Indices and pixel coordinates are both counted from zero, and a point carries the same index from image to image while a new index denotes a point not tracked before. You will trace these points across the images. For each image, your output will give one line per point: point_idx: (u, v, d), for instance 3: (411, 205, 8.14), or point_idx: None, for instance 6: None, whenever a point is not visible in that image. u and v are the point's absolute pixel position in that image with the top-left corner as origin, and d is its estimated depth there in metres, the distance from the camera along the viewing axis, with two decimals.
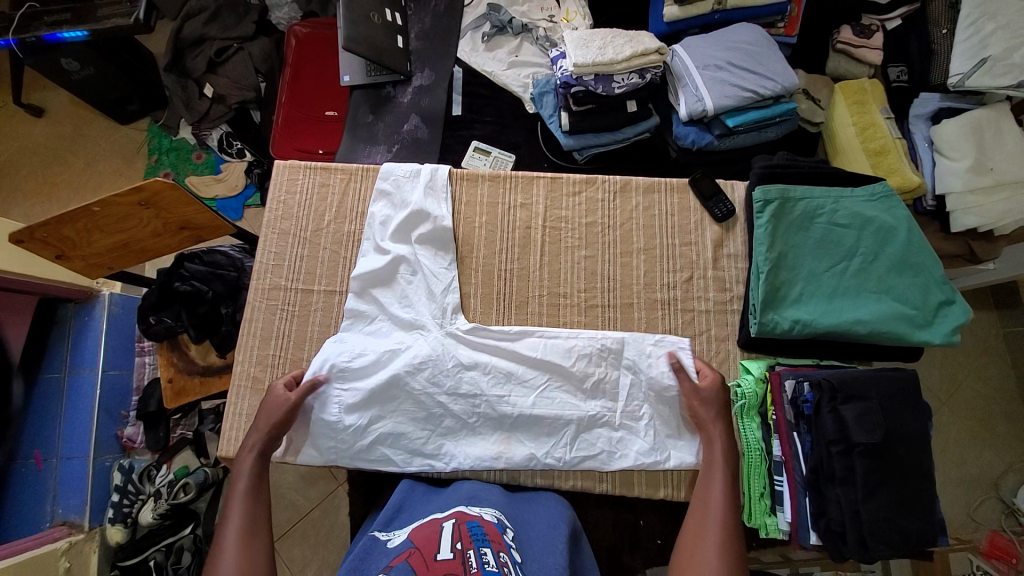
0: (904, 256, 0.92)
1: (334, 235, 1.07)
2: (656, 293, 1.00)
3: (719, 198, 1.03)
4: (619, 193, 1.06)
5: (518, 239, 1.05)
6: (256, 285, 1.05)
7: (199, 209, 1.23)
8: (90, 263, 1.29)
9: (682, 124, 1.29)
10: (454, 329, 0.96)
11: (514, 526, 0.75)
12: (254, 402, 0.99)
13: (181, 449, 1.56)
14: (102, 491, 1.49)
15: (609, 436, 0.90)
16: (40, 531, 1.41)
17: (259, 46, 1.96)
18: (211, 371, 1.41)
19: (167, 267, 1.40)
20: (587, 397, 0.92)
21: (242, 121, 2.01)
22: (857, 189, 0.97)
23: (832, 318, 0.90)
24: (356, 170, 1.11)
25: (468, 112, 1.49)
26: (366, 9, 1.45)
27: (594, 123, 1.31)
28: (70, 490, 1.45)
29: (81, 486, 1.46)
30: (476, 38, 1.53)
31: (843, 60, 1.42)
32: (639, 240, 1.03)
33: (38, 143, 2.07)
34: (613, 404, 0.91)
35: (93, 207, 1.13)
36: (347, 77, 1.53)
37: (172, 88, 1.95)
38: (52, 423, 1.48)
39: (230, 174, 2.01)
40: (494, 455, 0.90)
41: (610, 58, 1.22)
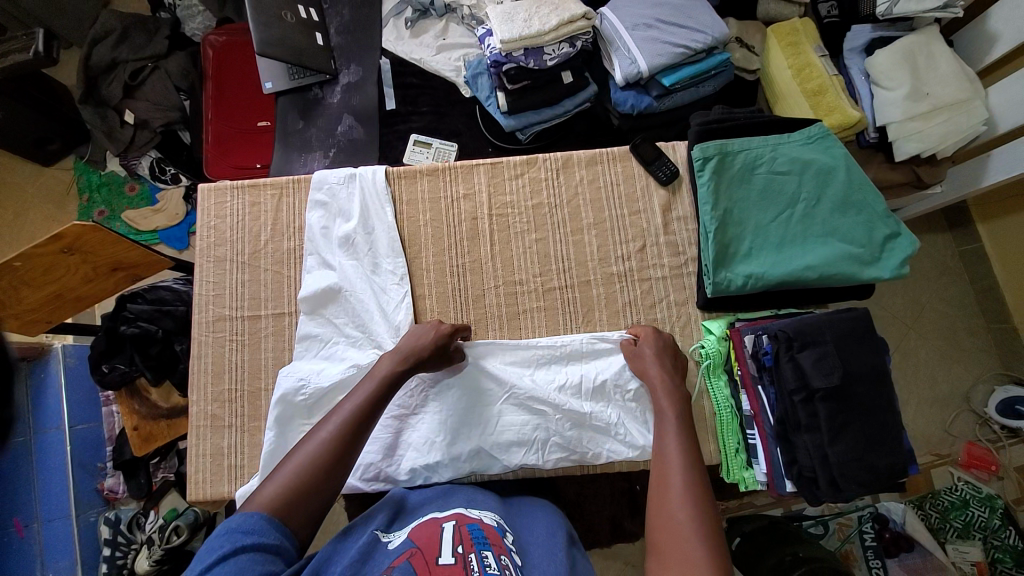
0: (846, 195, 0.93)
1: (273, 255, 1.02)
2: (611, 267, 0.99)
3: (661, 160, 1.01)
4: (561, 169, 1.02)
5: (465, 232, 1.01)
6: (199, 319, 1.00)
7: (130, 247, 1.17)
8: (24, 320, 1.19)
9: (620, 89, 1.25)
10: None
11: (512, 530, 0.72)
12: (217, 441, 0.95)
13: (166, 493, 1.53)
14: (91, 548, 1.45)
15: (585, 432, 0.90)
16: None
17: (176, 63, 1.85)
18: (176, 413, 1.36)
19: (109, 312, 1.33)
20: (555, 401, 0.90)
21: (172, 145, 1.92)
22: (794, 133, 0.97)
23: (783, 268, 0.90)
24: (287, 183, 1.05)
25: (403, 104, 1.42)
26: (276, 9, 1.37)
27: (530, 99, 1.27)
28: (59, 552, 1.40)
29: (68, 546, 1.41)
30: (399, 26, 1.46)
31: (773, 3, 1.40)
32: (588, 216, 1.01)
33: None
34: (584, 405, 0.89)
35: (13, 261, 1.06)
36: (269, 84, 1.44)
37: (90, 121, 1.82)
38: (23, 489, 1.39)
39: (168, 203, 1.94)
40: (469, 466, 0.88)
41: (536, 30, 1.18)
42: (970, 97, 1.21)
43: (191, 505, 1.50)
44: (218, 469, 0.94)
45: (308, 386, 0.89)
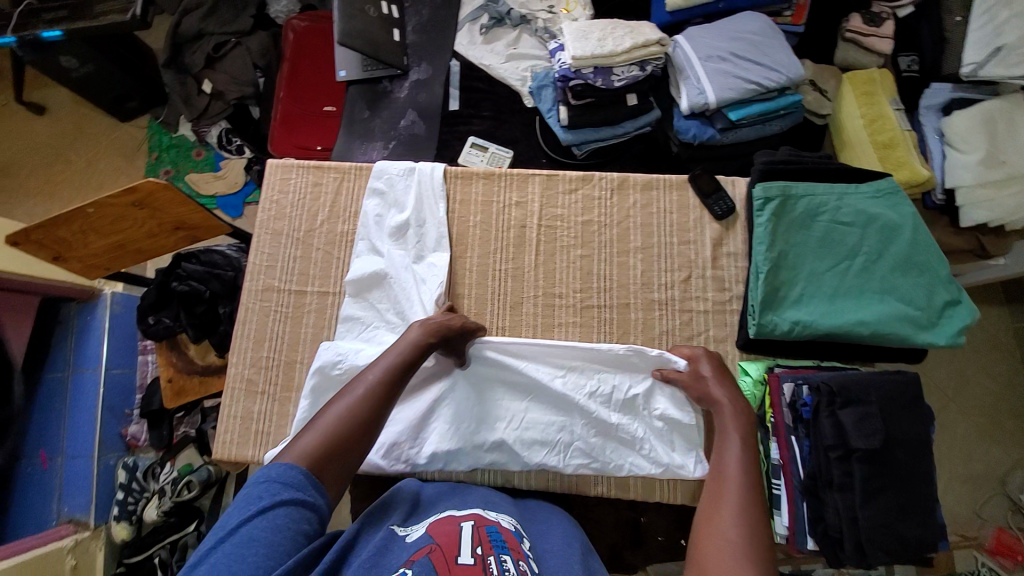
0: (908, 254, 0.90)
1: (327, 236, 1.05)
2: (652, 293, 0.98)
3: (719, 195, 1.00)
4: (616, 190, 1.02)
5: (512, 239, 1.02)
6: (248, 286, 1.04)
7: (195, 209, 1.20)
8: (88, 263, 1.27)
9: (684, 117, 1.25)
10: None
11: (530, 538, 0.72)
12: (248, 405, 0.99)
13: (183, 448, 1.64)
14: (106, 489, 1.59)
15: (609, 441, 0.90)
16: (48, 526, 1.51)
17: (256, 42, 1.98)
18: (210, 370, 1.43)
19: (164, 266, 1.41)
20: (583, 406, 0.90)
21: (241, 118, 2.05)
22: (863, 185, 0.94)
23: (833, 319, 0.88)
24: (349, 169, 1.09)
25: (465, 107, 1.46)
26: (362, 3, 1.44)
27: (591, 117, 1.29)
28: (75, 489, 1.55)
29: (85, 483, 1.56)
30: (473, 31, 1.51)
31: (853, 50, 1.37)
32: (636, 240, 1.00)
33: (39, 141, 2.14)
34: (611, 414, 0.90)
35: (87, 208, 1.10)
36: (343, 72, 1.51)
37: (171, 86, 1.99)
38: (58, 423, 1.59)
39: (229, 171, 2.06)
40: (490, 456, 0.89)
41: (610, 50, 1.20)
42: None
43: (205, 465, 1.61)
44: (245, 432, 0.98)
45: (345, 362, 0.92)
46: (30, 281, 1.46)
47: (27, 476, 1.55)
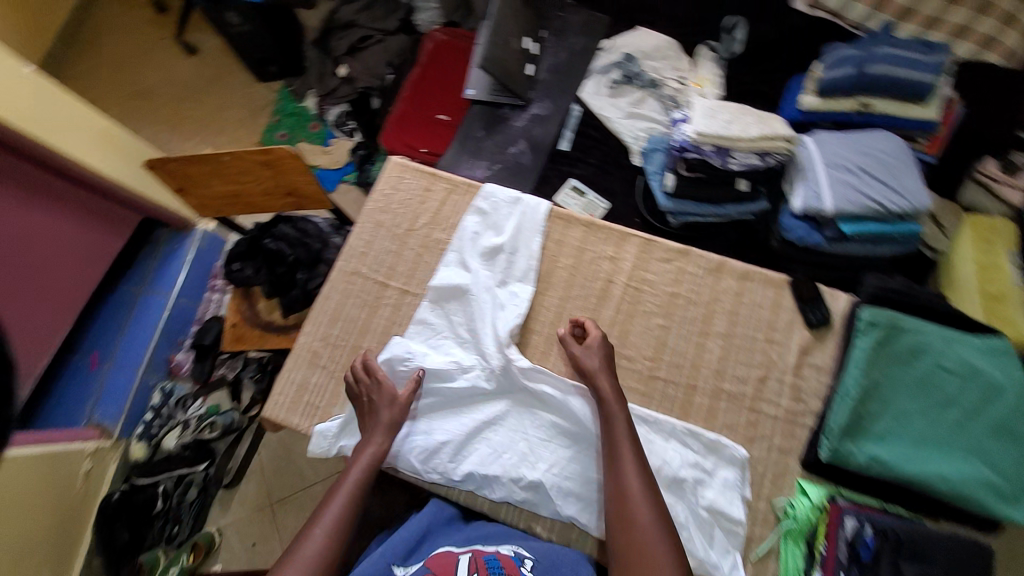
0: (1009, 421, 0.83)
1: (422, 239, 1.10)
2: (723, 383, 0.95)
3: (817, 304, 0.97)
4: (712, 271, 1.01)
5: (596, 290, 1.03)
6: (340, 266, 1.10)
7: (312, 182, 1.28)
8: (203, 202, 1.37)
9: (792, 216, 1.24)
10: (511, 363, 0.95)
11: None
12: (306, 375, 1.03)
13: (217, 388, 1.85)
14: (137, 406, 1.78)
15: (577, 468, 0.89)
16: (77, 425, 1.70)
17: (396, 43, 2.18)
18: (272, 327, 1.50)
19: (261, 223, 1.52)
20: None
21: (362, 105, 2.19)
22: (974, 336, 0.89)
23: (916, 467, 0.82)
24: (460, 183, 1.14)
25: (574, 150, 1.51)
26: (508, 35, 1.55)
27: (698, 191, 1.29)
28: (111, 398, 1.74)
29: (123, 395, 1.75)
30: (601, 82, 1.57)
31: (978, 192, 1.35)
32: (720, 325, 0.98)
33: (182, 78, 2.46)
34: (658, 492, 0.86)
35: (224, 156, 1.20)
36: (471, 90, 1.61)
37: (315, 61, 2.26)
38: (117, 334, 1.82)
39: (337, 150, 2.21)
40: (508, 483, 0.90)
41: (735, 134, 1.24)
42: None
43: (230, 410, 1.81)
44: (297, 399, 1.02)
45: (414, 361, 0.96)
46: (138, 198, 1.69)
47: (72, 372, 1.77)
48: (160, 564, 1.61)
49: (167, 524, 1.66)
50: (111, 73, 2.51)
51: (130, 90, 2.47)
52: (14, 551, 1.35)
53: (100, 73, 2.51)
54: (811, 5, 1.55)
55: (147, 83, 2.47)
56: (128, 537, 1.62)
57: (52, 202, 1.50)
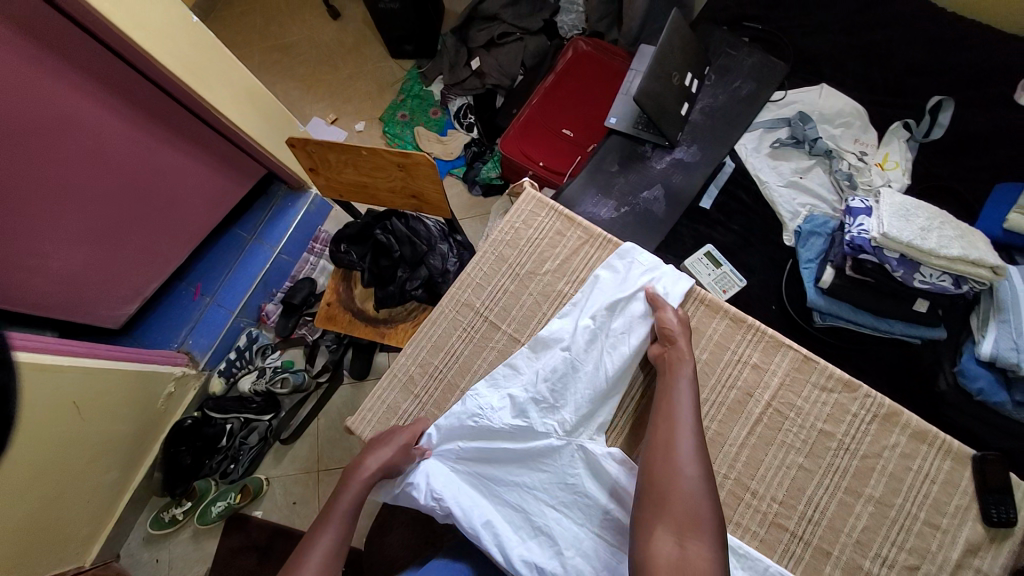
0: None
1: (543, 286, 1.01)
2: (864, 558, 0.79)
3: (1006, 500, 0.79)
4: (879, 419, 0.84)
5: (730, 402, 0.88)
6: (452, 293, 1.05)
7: (439, 192, 1.23)
8: (329, 184, 1.37)
9: (973, 359, 1.03)
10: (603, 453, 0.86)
11: None
12: (397, 398, 1.00)
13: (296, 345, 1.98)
14: (224, 344, 1.88)
15: (604, 546, 0.80)
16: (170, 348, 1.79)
17: (536, 44, 2.09)
18: (359, 316, 1.52)
19: (378, 211, 1.50)
20: None
21: (486, 102, 2.17)
22: None
23: None
24: (599, 235, 1.04)
25: (716, 211, 1.35)
26: (671, 68, 1.36)
27: (863, 297, 1.10)
28: (205, 331, 1.83)
29: (216, 331, 1.84)
30: (764, 139, 1.38)
31: None
32: (874, 487, 0.82)
33: (325, 41, 2.53)
34: None
35: (362, 150, 1.18)
36: (613, 118, 1.47)
37: (449, 49, 2.18)
38: (222, 270, 1.89)
39: (452, 142, 2.17)
40: (552, 564, 0.79)
41: (931, 247, 0.99)
42: None
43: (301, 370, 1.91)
44: (384, 419, 0.99)
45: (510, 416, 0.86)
46: (264, 155, 1.75)
47: (175, 298, 1.85)
48: (212, 492, 1.76)
49: (225, 460, 1.78)
50: (263, 25, 2.62)
51: (275, 43, 2.57)
52: (82, 452, 1.47)
53: (254, 23, 2.63)
54: None
55: (293, 40, 2.56)
56: (191, 462, 1.75)
57: (193, 149, 1.57)
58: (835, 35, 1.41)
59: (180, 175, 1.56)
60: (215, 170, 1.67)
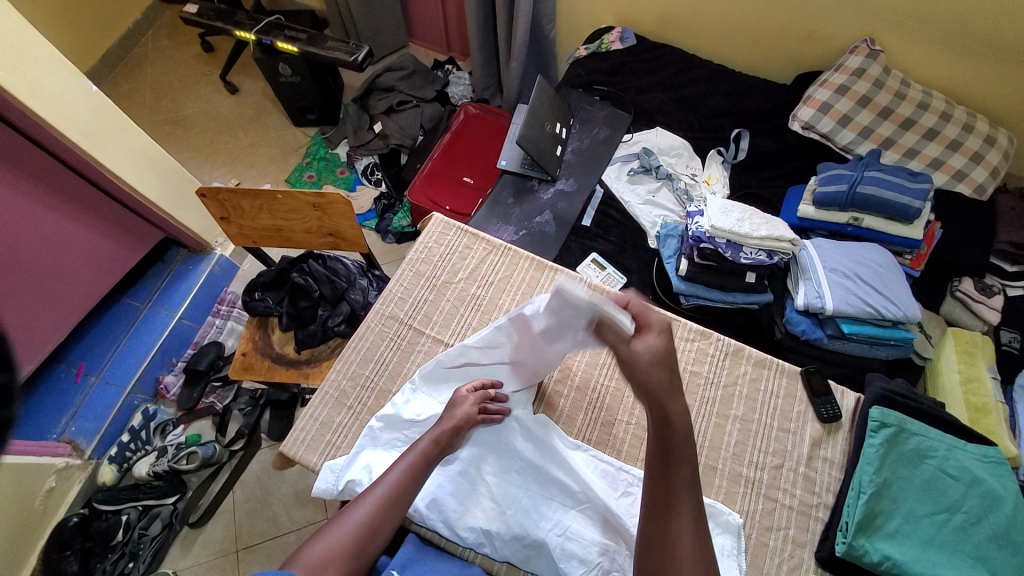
0: (1008, 530, 0.87)
1: (459, 292, 1.16)
2: (741, 467, 0.98)
3: (828, 399, 1.04)
4: (730, 355, 1.09)
5: (621, 361, 1.09)
6: (377, 309, 1.15)
7: (353, 227, 1.35)
8: (241, 232, 1.43)
9: (796, 311, 1.33)
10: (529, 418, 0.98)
11: None
12: (331, 413, 1.04)
13: (202, 416, 1.83)
14: (113, 427, 1.70)
15: (540, 500, 0.92)
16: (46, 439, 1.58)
17: (431, 110, 2.37)
18: (280, 360, 1.50)
19: (294, 257, 1.56)
20: None
21: (391, 159, 2.37)
22: (969, 444, 0.96)
23: (926, 570, 0.84)
24: (499, 245, 1.22)
25: (596, 226, 1.62)
26: (543, 119, 1.68)
27: (710, 279, 1.39)
28: (90, 414, 1.65)
29: (103, 413, 1.67)
30: (622, 170, 1.72)
31: (960, 308, 1.47)
32: (736, 408, 1.04)
33: (222, 113, 2.60)
34: None
35: (277, 194, 1.28)
36: (504, 161, 1.73)
37: (351, 116, 2.38)
38: (111, 343, 1.76)
39: (362, 196, 2.31)
40: (495, 525, 0.89)
41: (745, 232, 1.34)
42: None
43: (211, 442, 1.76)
44: (318, 437, 1.02)
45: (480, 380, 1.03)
46: (168, 220, 1.74)
47: (51, 381, 1.66)
48: None
49: (121, 560, 1.52)
50: (154, 101, 2.63)
51: (170, 116, 2.58)
52: None
53: (143, 99, 2.63)
54: (804, 127, 1.64)
55: (187, 114, 2.59)
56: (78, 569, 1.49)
57: (94, 215, 1.55)
58: (659, 92, 1.84)
59: (78, 242, 1.52)
60: (119, 237, 1.64)
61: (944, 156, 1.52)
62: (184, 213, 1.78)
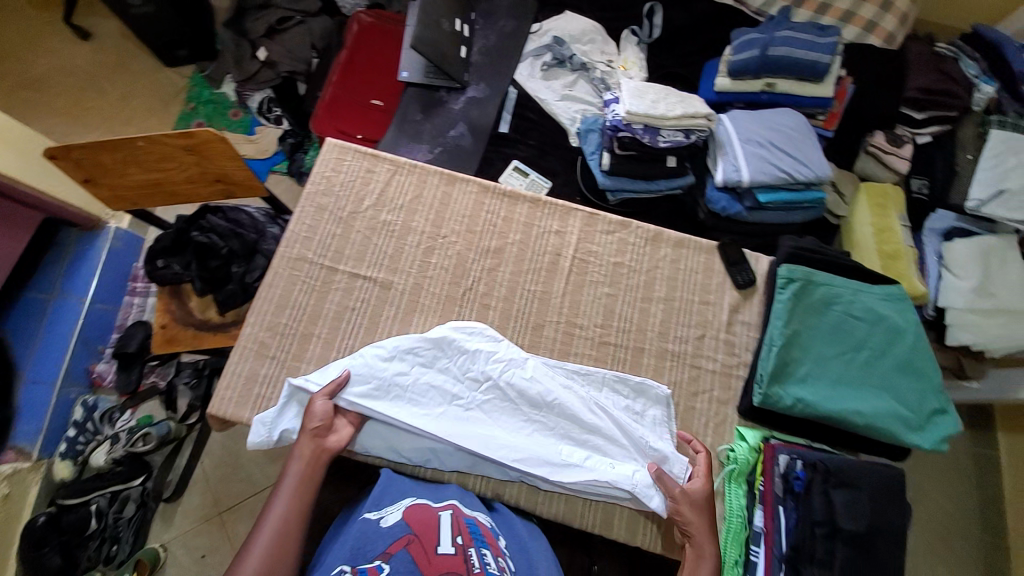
0: (908, 358, 0.96)
1: (369, 222, 1.08)
2: (667, 343, 1.03)
3: (743, 266, 1.07)
4: (650, 241, 1.10)
5: (545, 264, 1.08)
6: (283, 252, 1.06)
7: (242, 167, 1.21)
8: (117, 193, 1.26)
9: (716, 188, 1.34)
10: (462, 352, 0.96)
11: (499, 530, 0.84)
12: (255, 366, 0.99)
13: (148, 398, 1.69)
14: (58, 423, 1.58)
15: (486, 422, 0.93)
16: None
17: (320, 24, 2.08)
18: (205, 327, 1.41)
19: (189, 215, 1.43)
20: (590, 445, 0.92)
21: (287, 91, 2.09)
22: (874, 286, 1.03)
23: (833, 404, 0.93)
24: (403, 164, 1.13)
25: (514, 131, 1.53)
26: (437, 17, 1.51)
27: (631, 168, 1.36)
28: (28, 415, 1.53)
29: (40, 412, 1.55)
30: (535, 65, 1.59)
31: (873, 163, 1.48)
32: (660, 290, 1.07)
33: (77, 63, 2.19)
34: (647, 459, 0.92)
35: (137, 141, 1.11)
36: (405, 73, 1.56)
37: (227, 45, 2.06)
38: (27, 339, 1.59)
39: (263, 138, 2.07)
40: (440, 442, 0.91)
41: (661, 113, 1.29)
42: None
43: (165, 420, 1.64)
44: (245, 393, 0.98)
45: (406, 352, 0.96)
46: (41, 198, 1.52)
47: None
48: None
49: (103, 545, 1.48)
50: None
51: (12, 75, 2.16)
52: None
53: None
54: None
55: (38, 71, 2.17)
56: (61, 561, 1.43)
57: None
58: None
59: None
60: None
61: (852, 8, 1.50)
62: (57, 187, 1.56)
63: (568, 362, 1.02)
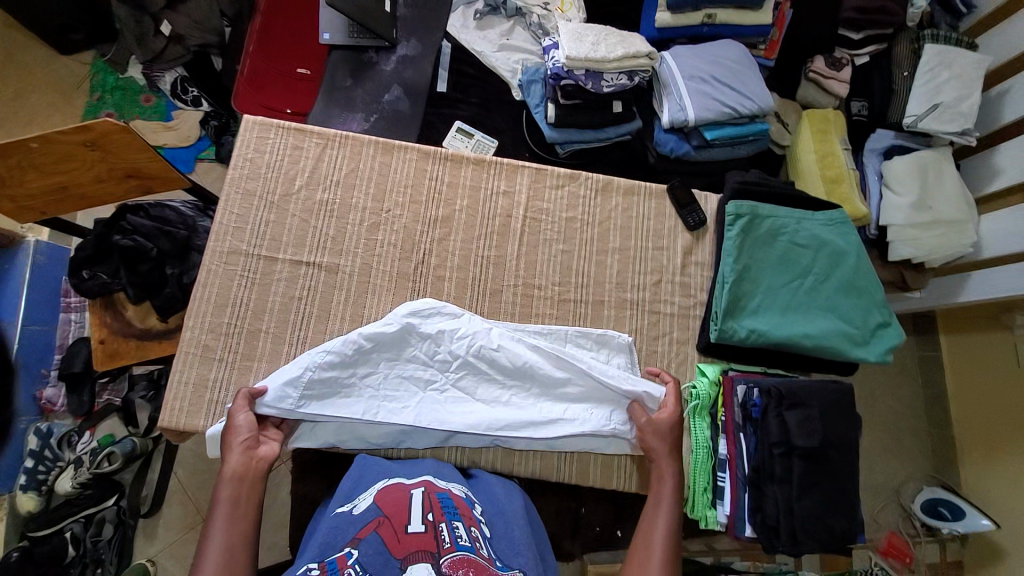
0: (850, 278, 1.00)
1: (304, 203, 1.02)
2: (625, 293, 1.03)
3: (693, 207, 1.07)
4: (600, 191, 1.08)
5: (496, 227, 1.04)
6: (214, 247, 0.99)
7: (157, 160, 1.12)
8: (16, 205, 1.11)
9: (663, 130, 1.32)
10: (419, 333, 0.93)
11: (476, 499, 0.84)
12: (203, 370, 0.94)
13: (107, 416, 1.58)
14: (14, 457, 1.46)
15: (454, 397, 0.93)
16: None
17: None
18: (148, 335, 1.33)
19: (106, 218, 1.31)
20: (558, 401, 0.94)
21: (200, 66, 1.90)
22: (818, 213, 1.05)
23: (784, 331, 0.96)
24: (333, 136, 1.06)
25: (453, 90, 1.48)
26: None
27: (579, 118, 1.31)
28: None
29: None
30: (467, 14, 1.49)
31: (813, 89, 1.49)
32: (614, 241, 1.06)
33: None
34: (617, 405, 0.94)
35: (30, 142, 0.99)
36: (326, 35, 1.42)
37: (125, 21, 1.85)
38: None
39: (184, 123, 1.89)
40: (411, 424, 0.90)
41: (601, 55, 1.23)
42: (965, 219, 1.34)
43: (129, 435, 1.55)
44: (198, 398, 0.93)
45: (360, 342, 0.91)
46: None
47: None
48: None
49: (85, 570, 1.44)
50: None
51: None
52: None
53: None
54: None
55: None
56: None
57: None
58: None
59: None
60: None
61: None
62: None
63: (530, 323, 1.01)
